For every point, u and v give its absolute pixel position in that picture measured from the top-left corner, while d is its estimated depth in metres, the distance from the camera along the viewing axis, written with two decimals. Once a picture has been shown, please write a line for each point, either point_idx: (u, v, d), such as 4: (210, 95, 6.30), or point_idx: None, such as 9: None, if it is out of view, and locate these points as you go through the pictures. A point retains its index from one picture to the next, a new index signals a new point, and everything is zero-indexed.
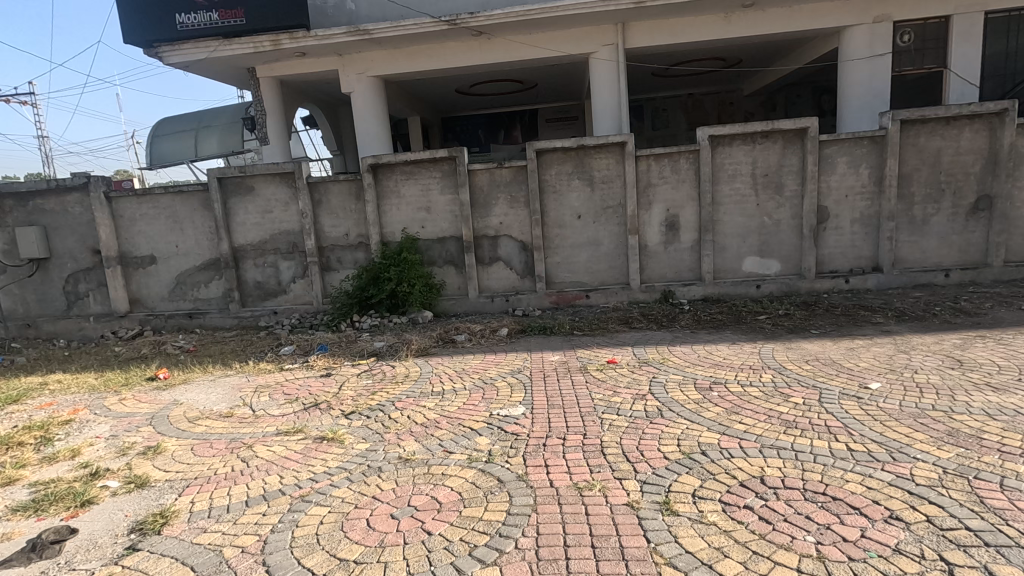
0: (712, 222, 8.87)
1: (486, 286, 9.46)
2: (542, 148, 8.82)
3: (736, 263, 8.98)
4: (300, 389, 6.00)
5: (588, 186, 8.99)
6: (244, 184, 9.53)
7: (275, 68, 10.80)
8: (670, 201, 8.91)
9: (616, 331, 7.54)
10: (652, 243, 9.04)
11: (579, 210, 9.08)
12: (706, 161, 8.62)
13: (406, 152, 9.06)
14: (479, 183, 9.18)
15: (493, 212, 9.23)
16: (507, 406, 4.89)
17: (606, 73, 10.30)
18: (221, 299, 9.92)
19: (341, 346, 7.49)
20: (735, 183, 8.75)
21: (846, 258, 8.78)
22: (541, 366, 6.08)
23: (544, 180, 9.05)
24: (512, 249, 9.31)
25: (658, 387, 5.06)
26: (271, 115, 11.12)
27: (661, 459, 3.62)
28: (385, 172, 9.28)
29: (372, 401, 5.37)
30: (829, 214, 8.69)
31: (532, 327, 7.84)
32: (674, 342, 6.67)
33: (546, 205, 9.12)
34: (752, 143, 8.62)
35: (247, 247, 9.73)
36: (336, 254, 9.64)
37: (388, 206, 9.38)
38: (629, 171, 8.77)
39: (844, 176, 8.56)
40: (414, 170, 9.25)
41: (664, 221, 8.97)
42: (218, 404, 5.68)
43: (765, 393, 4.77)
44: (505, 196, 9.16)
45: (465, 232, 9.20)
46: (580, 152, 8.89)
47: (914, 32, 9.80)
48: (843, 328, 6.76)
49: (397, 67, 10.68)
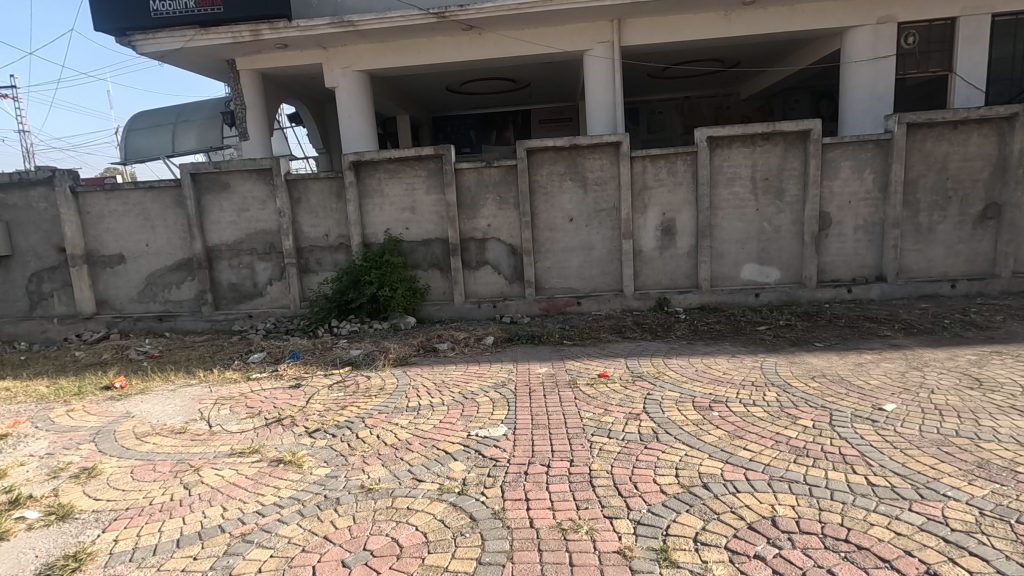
0: (710, 227, 8.47)
1: (473, 292, 9.02)
2: (533, 146, 8.41)
3: (734, 270, 8.58)
4: (265, 401, 5.53)
5: (581, 187, 8.58)
6: (220, 180, 9.05)
7: (256, 61, 10.33)
8: (666, 204, 8.50)
9: (608, 340, 7.11)
10: (647, 248, 8.64)
11: (571, 213, 8.66)
12: (705, 162, 8.24)
13: (390, 149, 8.60)
14: (466, 183, 8.75)
15: (480, 213, 8.80)
16: (487, 425, 4.43)
17: (601, 72, 9.90)
18: (193, 301, 9.41)
19: (315, 353, 7.01)
20: (734, 187, 8.36)
21: (849, 266, 8.41)
22: (526, 380, 5.64)
23: (534, 181, 8.63)
24: (500, 253, 8.88)
25: (653, 406, 4.62)
26: (252, 109, 10.64)
27: (657, 494, 3.19)
28: (368, 170, 8.83)
29: (340, 417, 4.90)
30: (832, 221, 8.31)
31: (519, 336, 7.39)
32: (669, 354, 6.25)
33: (536, 206, 8.69)
34: (752, 145, 8.25)
35: (221, 247, 9.24)
36: (315, 256, 9.16)
37: (371, 206, 8.92)
38: (624, 172, 8.36)
39: (848, 180, 8.19)
40: (398, 169, 8.80)
41: (660, 225, 8.56)
42: (173, 418, 5.20)
43: (770, 414, 4.34)
44: (494, 197, 8.74)
45: (451, 234, 8.76)
46: (572, 152, 8.49)
47: (919, 35, 9.48)
48: (849, 341, 6.35)
49: (383, 61, 10.23)
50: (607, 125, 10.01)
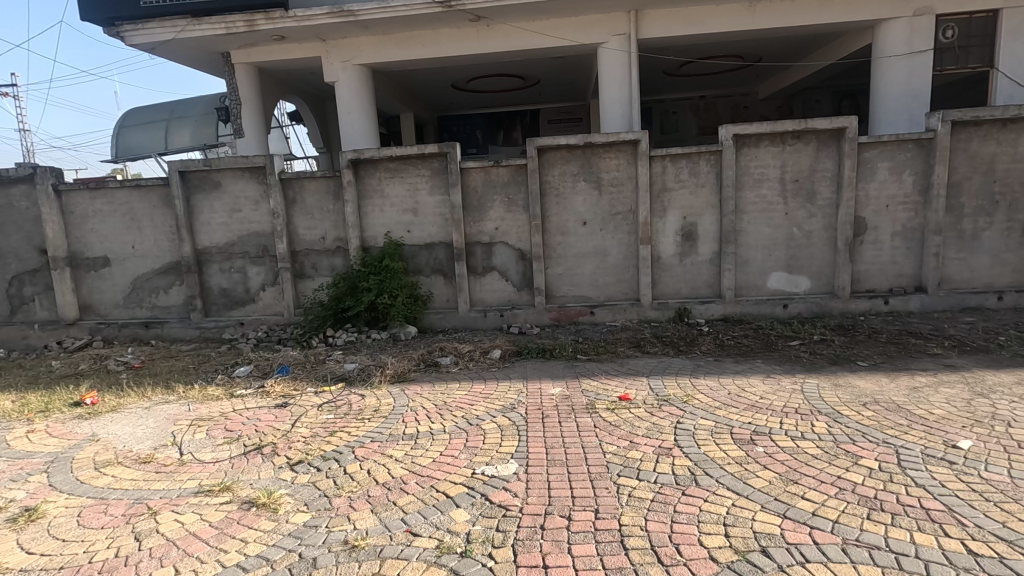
0: (735, 232, 7.85)
1: (478, 300, 8.43)
2: (544, 145, 7.83)
3: (761, 279, 7.96)
4: (245, 423, 4.95)
5: (596, 188, 7.99)
6: (210, 179, 8.50)
7: (252, 53, 9.82)
8: (688, 207, 7.90)
9: (626, 355, 6.50)
10: (666, 254, 8.03)
11: (585, 216, 8.07)
12: (730, 162, 7.64)
13: (391, 147, 8.04)
14: (472, 183, 8.18)
15: (487, 216, 8.22)
16: (495, 461, 3.83)
17: (617, 66, 9.31)
18: (182, 308, 8.86)
19: (306, 367, 6.43)
20: (762, 189, 7.75)
21: (885, 276, 7.78)
22: (539, 402, 5.03)
23: (545, 182, 8.04)
24: (508, 258, 8.29)
25: (686, 439, 4.01)
26: (248, 105, 10.11)
27: (706, 563, 2.60)
28: (368, 169, 8.28)
29: (327, 446, 4.31)
30: (867, 226, 7.69)
31: (529, 349, 6.78)
32: (696, 373, 5.64)
33: (547, 209, 8.10)
34: (781, 144, 7.65)
35: (211, 250, 8.70)
36: (311, 260, 8.59)
37: (370, 207, 8.36)
38: (643, 172, 7.77)
39: (885, 183, 7.58)
40: (400, 168, 8.24)
41: (680, 230, 7.95)
42: (141, 443, 4.63)
43: (826, 451, 3.72)
44: (502, 198, 8.16)
45: (456, 238, 8.19)
46: (587, 150, 7.90)
47: (959, 28, 8.85)
48: (897, 360, 5.73)
49: (386, 55, 9.68)
50: (623, 123, 9.42)
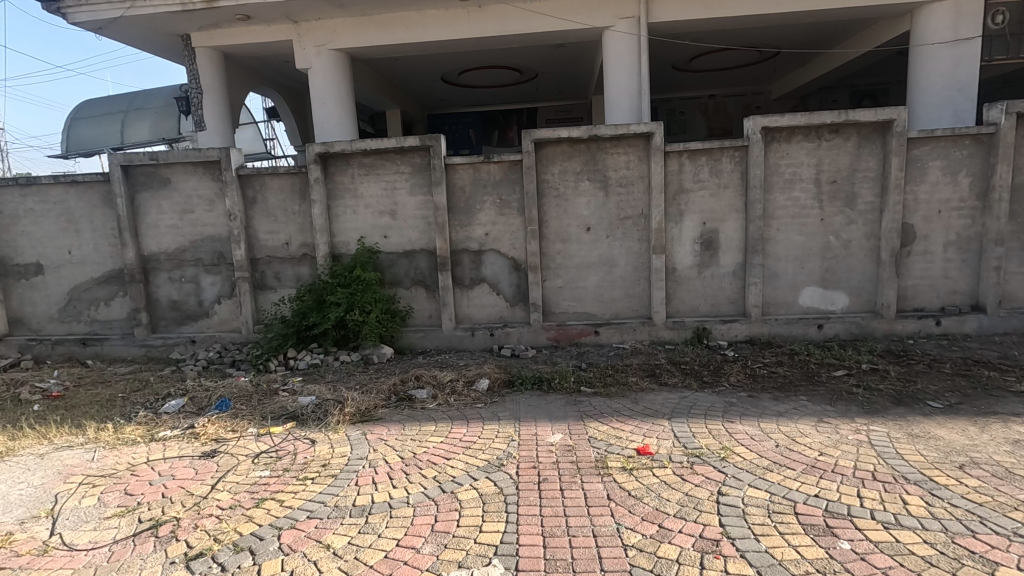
0: (762, 240, 6.79)
1: (465, 316, 7.33)
2: (542, 138, 6.78)
3: (791, 295, 6.90)
4: (154, 483, 3.82)
5: (602, 189, 6.92)
6: (158, 175, 7.39)
7: (215, 36, 8.76)
8: (708, 211, 6.84)
9: (640, 388, 5.40)
10: (682, 265, 6.95)
11: (588, 220, 6.99)
12: (757, 160, 6.60)
13: (365, 139, 6.96)
14: (459, 182, 7.09)
15: (476, 219, 7.14)
16: (471, 561, 2.74)
17: (624, 53, 8.27)
18: (126, 322, 7.72)
19: (252, 400, 5.30)
20: (793, 191, 6.71)
21: (936, 293, 6.74)
22: (534, 457, 3.93)
23: (543, 181, 6.97)
24: (500, 268, 7.20)
25: (738, 527, 2.92)
26: (210, 94, 9.03)
27: None
28: (339, 164, 7.19)
29: (247, 524, 3.20)
30: (916, 235, 6.64)
31: (523, 378, 5.67)
32: (729, 417, 4.54)
33: (546, 212, 7.03)
34: (816, 140, 6.62)
35: (159, 257, 7.57)
36: (273, 269, 7.47)
37: (342, 208, 7.27)
38: (656, 171, 6.71)
39: (937, 185, 6.54)
40: (376, 164, 7.16)
41: (698, 237, 6.89)
42: (5, 514, 3.49)
43: (940, 554, 2.64)
44: (493, 200, 7.08)
45: (440, 245, 7.09)
46: (591, 145, 6.85)
47: (1010, 13, 7.86)
48: (975, 400, 4.66)
49: (365, 38, 8.63)
50: (631, 117, 8.36)
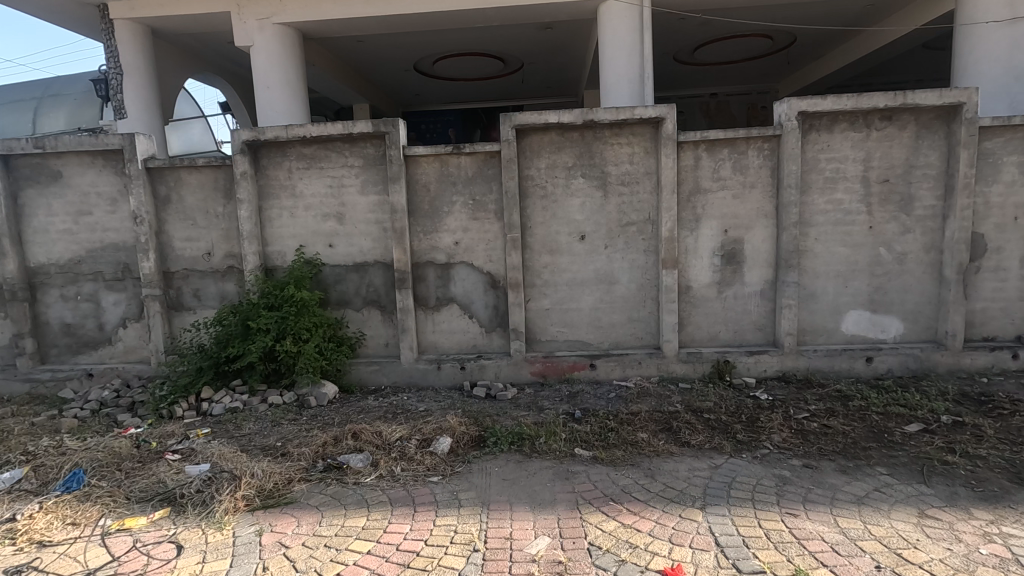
0: (798, 253, 5.47)
1: (430, 345, 5.92)
2: (525, 124, 5.43)
3: (833, 321, 5.58)
4: None
5: (598, 188, 5.58)
6: (47, 167, 5.92)
7: (138, 7, 7.36)
8: (730, 217, 5.53)
9: (655, 449, 4.01)
10: (698, 283, 5.62)
11: (582, 227, 5.63)
12: (792, 153, 5.31)
13: (304, 125, 5.57)
14: (422, 178, 5.71)
15: (444, 225, 5.75)
16: None
17: (624, 28, 6.99)
18: (7, 351, 6.20)
19: (121, 470, 3.84)
20: (836, 192, 5.41)
21: (1009, 318, 5.46)
22: None
23: (526, 178, 5.62)
24: (473, 286, 5.81)
25: None
26: (131, 75, 7.58)
27: None
28: (274, 156, 5.78)
29: None
30: (987, 247, 5.36)
31: (498, 434, 4.27)
32: (790, 507, 3.16)
33: (529, 216, 5.66)
34: (864, 128, 5.34)
35: (49, 269, 6.08)
36: (191, 285, 6.01)
37: (276, 210, 5.85)
38: (667, 166, 5.39)
39: (1014, 186, 5.27)
40: (319, 155, 5.76)
41: (718, 248, 5.57)
42: None
43: None
44: (465, 200, 5.71)
45: (398, 256, 5.69)
46: (587, 135, 5.52)
47: None
48: None
49: (316, 10, 7.27)
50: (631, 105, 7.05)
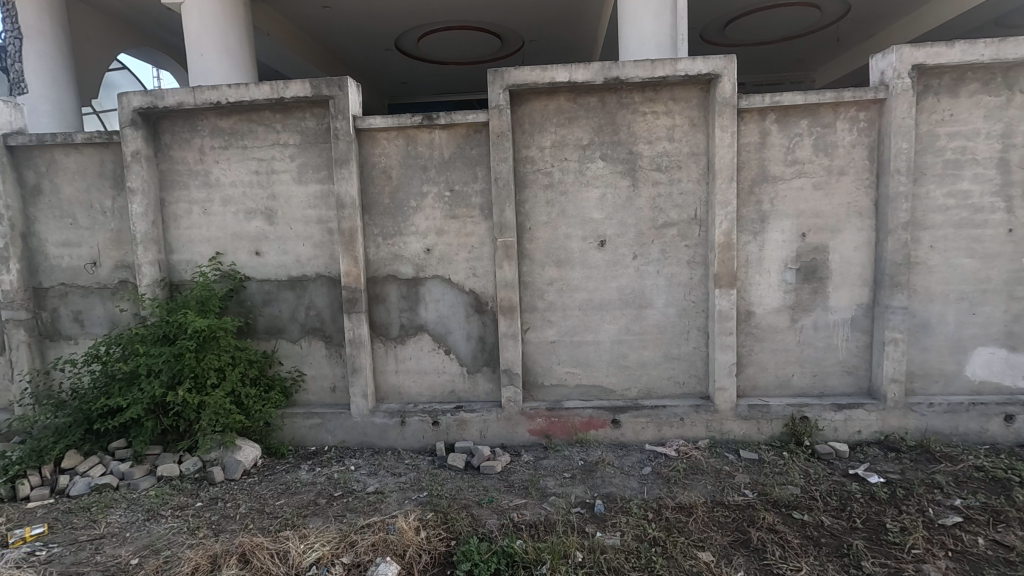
0: (908, 266, 3.88)
1: (392, 390, 4.34)
2: (522, 85, 3.88)
3: (955, 362, 3.97)
4: None
5: (624, 175, 4.01)
6: None
7: None
8: (809, 216, 3.96)
9: None
10: (763, 308, 4.04)
11: (602, 229, 4.06)
12: (902, 125, 3.74)
13: (218, 88, 4.03)
14: (382, 161, 4.15)
15: (410, 226, 4.19)
16: None
17: None
18: None
19: None
20: (961, 181, 3.83)
21: None
22: None
23: (524, 160, 4.05)
24: (451, 310, 4.23)
25: None
26: (33, 40, 6.06)
27: None
28: (179, 131, 4.22)
29: None
30: None
31: (477, 557, 2.68)
32: None
33: (528, 214, 4.09)
34: (1004, 90, 3.76)
35: None
36: (71, 305, 4.44)
37: (184, 204, 4.29)
38: (722, 144, 3.83)
39: None
40: (239, 130, 4.20)
41: (792, 259, 3.99)
42: None
43: None
44: (439, 191, 4.15)
45: (346, 269, 4.12)
46: (609, 101, 3.97)
47: None
48: None
49: None
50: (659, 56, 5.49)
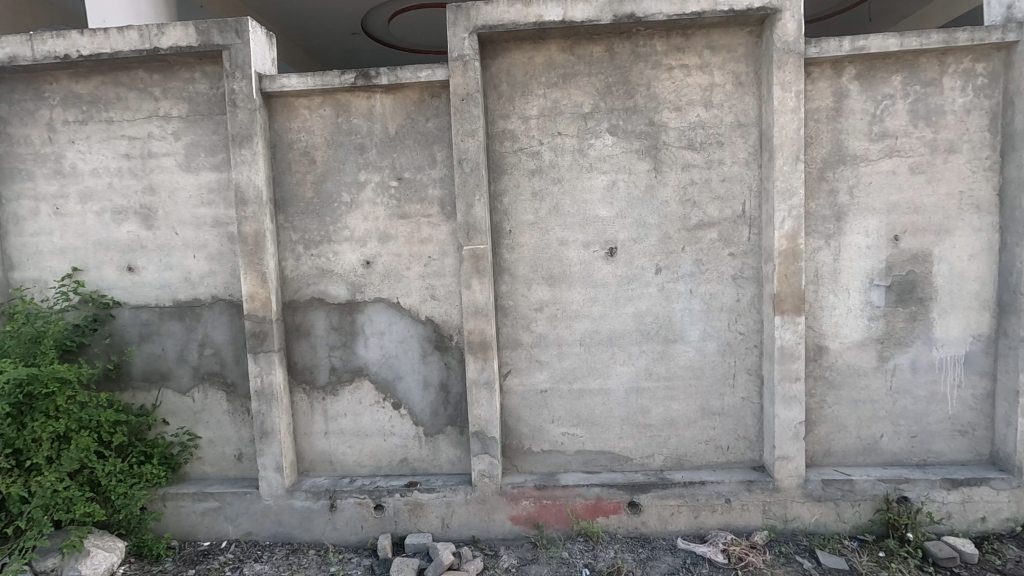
0: None
1: (320, 459, 3.11)
2: (497, 27, 2.71)
3: None
4: None
5: (642, 155, 2.84)
6: None
7: None
8: (905, 210, 2.79)
9: None
10: (842, 342, 2.85)
11: (612, 231, 2.88)
12: None
13: (67, 36, 2.85)
14: (302, 139, 2.96)
15: (341, 229, 2.99)
16: None
17: None
18: None
19: None
20: None
21: None
22: None
23: (501, 136, 2.87)
24: (400, 346, 3.02)
25: None
26: None
27: None
28: (19, 100, 3.03)
29: None
30: None
31: None
32: None
33: (506, 211, 2.90)
34: None
35: None
36: None
37: (27, 201, 3.07)
38: (783, 108, 2.67)
39: None
40: (102, 96, 3.00)
41: (882, 273, 2.81)
42: None
43: None
44: (382, 179, 2.95)
45: (251, 292, 2.91)
46: (620, 52, 2.81)
47: None
48: None
49: None
50: None
